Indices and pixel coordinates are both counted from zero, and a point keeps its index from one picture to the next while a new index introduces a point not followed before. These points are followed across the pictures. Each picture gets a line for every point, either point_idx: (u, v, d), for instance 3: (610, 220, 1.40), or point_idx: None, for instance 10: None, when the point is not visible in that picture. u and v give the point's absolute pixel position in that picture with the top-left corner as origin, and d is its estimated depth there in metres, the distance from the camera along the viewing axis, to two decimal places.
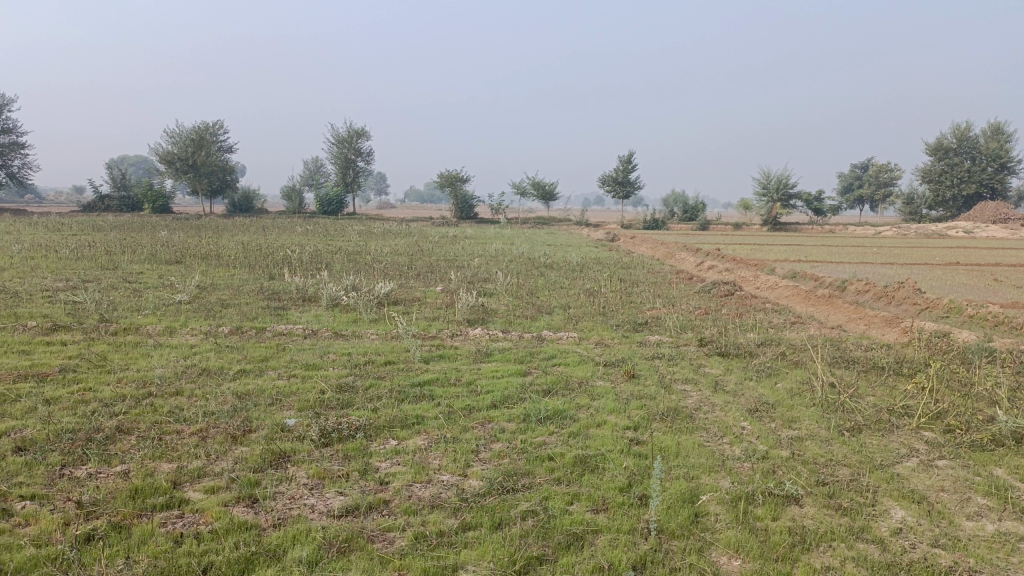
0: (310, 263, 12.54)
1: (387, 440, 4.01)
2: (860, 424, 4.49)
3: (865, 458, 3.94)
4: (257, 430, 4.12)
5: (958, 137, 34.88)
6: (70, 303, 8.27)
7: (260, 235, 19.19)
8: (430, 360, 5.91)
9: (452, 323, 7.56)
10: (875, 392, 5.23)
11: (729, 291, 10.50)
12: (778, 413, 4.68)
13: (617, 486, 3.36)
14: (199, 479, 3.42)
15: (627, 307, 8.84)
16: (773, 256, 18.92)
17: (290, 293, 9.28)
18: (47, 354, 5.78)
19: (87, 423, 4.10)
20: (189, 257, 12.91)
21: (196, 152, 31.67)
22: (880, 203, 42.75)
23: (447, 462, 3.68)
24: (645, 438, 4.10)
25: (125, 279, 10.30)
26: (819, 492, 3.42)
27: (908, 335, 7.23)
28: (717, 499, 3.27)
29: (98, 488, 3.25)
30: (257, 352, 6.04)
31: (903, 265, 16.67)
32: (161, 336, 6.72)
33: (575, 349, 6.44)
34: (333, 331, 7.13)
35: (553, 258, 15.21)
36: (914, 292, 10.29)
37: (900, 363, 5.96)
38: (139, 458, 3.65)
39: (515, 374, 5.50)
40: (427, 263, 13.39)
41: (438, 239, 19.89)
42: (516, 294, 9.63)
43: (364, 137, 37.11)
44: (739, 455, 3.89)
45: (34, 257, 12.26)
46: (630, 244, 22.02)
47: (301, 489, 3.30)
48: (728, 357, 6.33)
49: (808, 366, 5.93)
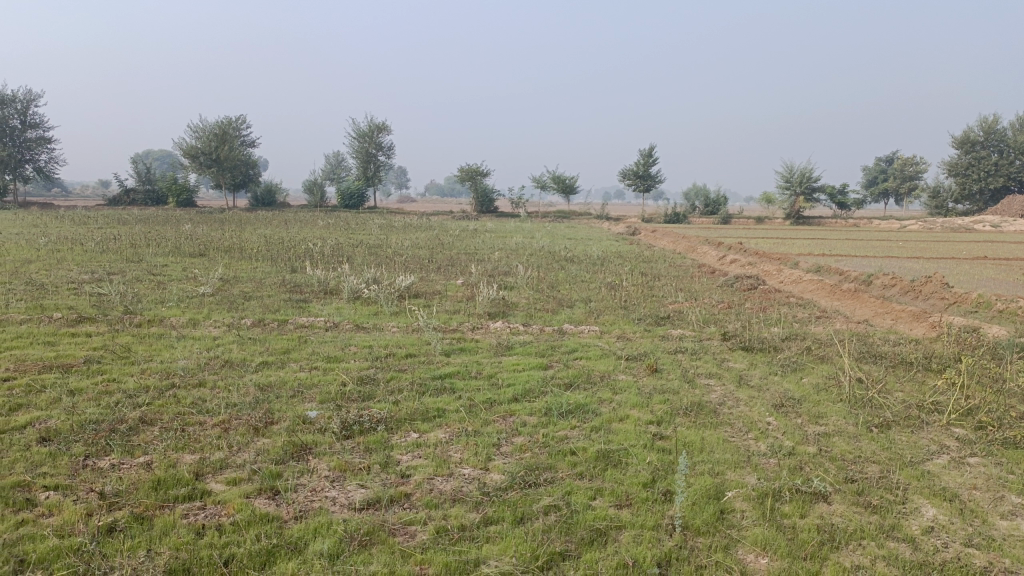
0: (331, 256, 12.57)
1: (408, 433, 3.99)
2: (889, 420, 4.40)
3: (894, 455, 3.86)
4: (278, 421, 4.11)
5: (986, 129, 34.32)
6: (95, 294, 8.34)
7: (282, 228, 19.28)
8: (451, 353, 5.89)
9: (473, 316, 7.54)
10: (904, 388, 5.13)
11: (752, 285, 10.37)
12: (804, 409, 4.60)
13: (641, 481, 3.31)
14: (221, 470, 3.41)
15: (648, 301, 8.76)
16: (796, 250, 18.72)
17: (312, 286, 9.30)
18: (72, 346, 5.83)
19: (110, 414, 4.12)
20: (212, 250, 13.00)
21: (219, 147, 31.90)
22: (905, 197, 42.18)
23: (469, 455, 3.65)
24: (669, 433, 4.04)
25: (148, 271, 10.38)
26: (848, 489, 3.36)
27: (936, 330, 7.10)
28: (743, 496, 3.21)
29: (121, 479, 3.26)
30: (279, 344, 6.05)
31: (930, 259, 16.42)
32: (184, 328, 6.75)
33: (596, 343, 6.39)
34: (354, 324, 7.13)
35: (573, 252, 15.13)
36: (942, 286, 10.12)
37: (928, 358, 5.85)
38: (162, 449, 3.66)
39: (536, 367, 5.45)
40: (447, 256, 13.37)
41: (458, 232, 19.87)
42: (537, 287, 9.57)
43: (385, 131, 37.18)
44: (765, 451, 3.83)
45: (60, 249, 12.40)
46: (651, 238, 21.90)
47: (323, 482, 3.28)
48: (752, 351, 6.24)
49: (834, 361, 5.84)
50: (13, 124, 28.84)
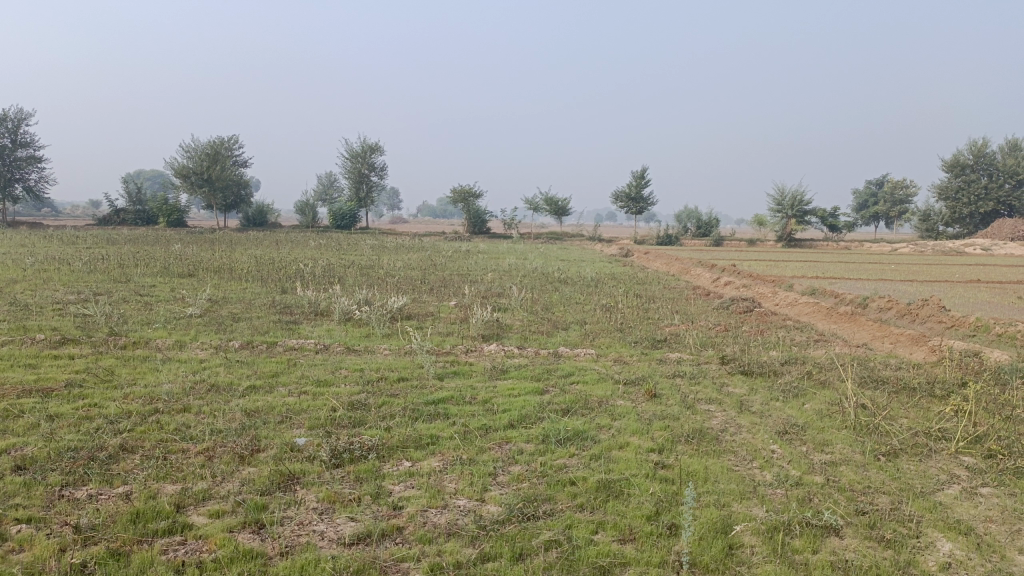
0: (322, 277, 12.43)
1: (400, 462, 3.83)
2: (896, 448, 4.28)
3: (904, 485, 3.73)
4: (265, 449, 3.95)
5: (975, 153, 34.59)
6: (80, 315, 8.17)
7: (273, 248, 19.11)
8: (444, 377, 5.74)
9: (467, 339, 7.41)
10: (908, 414, 5.02)
11: (748, 307, 10.28)
12: (808, 436, 4.47)
13: (644, 514, 3.17)
14: (204, 502, 3.25)
15: (644, 324, 8.65)
16: (790, 272, 18.71)
17: (302, 307, 9.15)
18: (53, 368, 5.65)
19: (89, 441, 3.95)
20: (201, 270, 12.84)
21: (211, 167, 31.81)
22: (896, 220, 42.38)
23: (464, 486, 3.50)
24: (671, 462, 3.90)
25: (136, 292, 10.20)
26: (860, 522, 3.22)
27: (937, 354, 7.01)
28: (752, 530, 3.07)
29: (98, 511, 3.09)
30: (268, 368, 5.89)
31: (924, 282, 16.40)
32: (171, 350, 6.59)
33: (592, 367, 6.25)
34: (345, 346, 6.98)
35: (566, 273, 15.03)
36: (939, 309, 10.06)
37: (932, 383, 5.74)
38: (142, 478, 3.50)
39: (532, 392, 5.31)
40: (440, 278, 13.25)
41: (451, 253, 19.76)
42: (531, 309, 9.45)
43: (378, 152, 37.18)
44: (771, 481, 3.69)
45: (47, 269, 12.22)
46: (645, 259, 21.86)
47: (311, 515, 3.13)
48: (751, 375, 6.12)
49: (836, 387, 5.72)
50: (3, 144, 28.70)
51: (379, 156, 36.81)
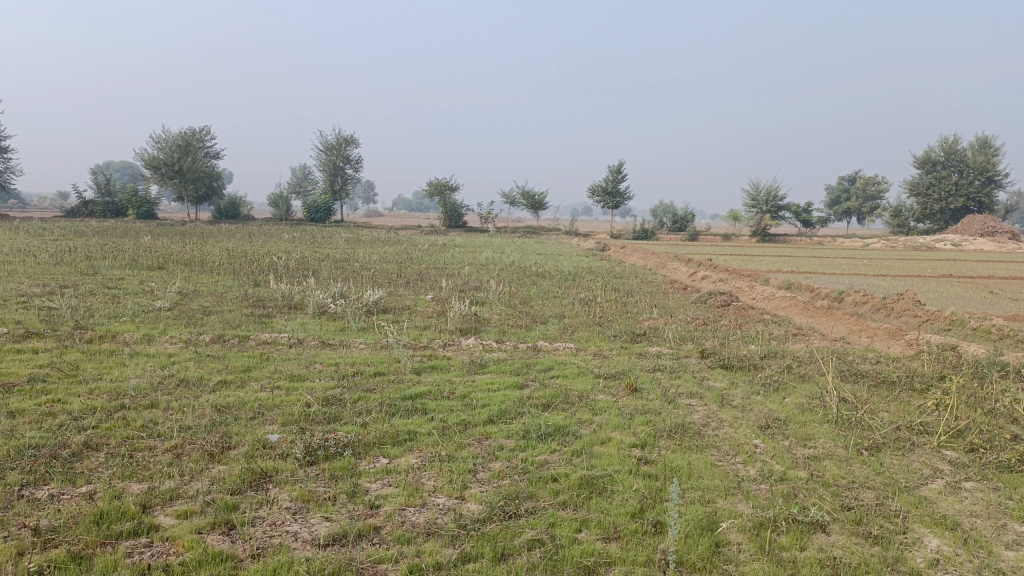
0: (296, 270, 12.24)
1: (377, 459, 3.72)
2: (879, 442, 4.25)
3: (889, 480, 3.69)
4: (236, 446, 3.82)
5: (945, 150, 35.03)
6: (46, 309, 7.93)
7: (246, 241, 18.82)
8: (422, 372, 5.63)
9: (444, 332, 7.29)
10: (889, 408, 5.00)
11: (726, 301, 10.27)
12: (791, 431, 4.43)
13: (628, 512, 3.09)
14: (171, 502, 3.12)
15: (623, 318, 8.59)
16: (765, 267, 18.77)
17: (276, 301, 8.97)
18: (15, 363, 5.45)
19: (51, 439, 3.79)
20: (172, 263, 12.58)
21: (182, 158, 31.27)
22: (868, 216, 42.84)
23: (443, 483, 3.40)
24: (654, 457, 3.83)
25: (104, 285, 9.95)
26: (846, 518, 3.17)
27: (914, 347, 7.03)
28: (738, 527, 3.01)
29: (59, 512, 2.95)
30: (240, 362, 5.73)
31: (897, 277, 16.54)
32: (139, 344, 6.40)
33: (572, 361, 6.17)
34: (319, 340, 6.84)
35: (544, 267, 14.95)
36: (914, 303, 10.12)
37: (911, 377, 5.74)
38: (107, 478, 3.35)
39: (511, 387, 5.22)
40: (416, 271, 13.10)
41: (427, 247, 19.61)
42: (509, 303, 9.35)
43: (353, 145, 36.81)
44: (755, 476, 3.64)
45: (12, 261, 11.90)
46: (622, 254, 21.86)
47: (284, 514, 3.01)
48: (731, 369, 6.08)
49: (816, 381, 5.69)
50: None
51: (354, 148, 36.45)
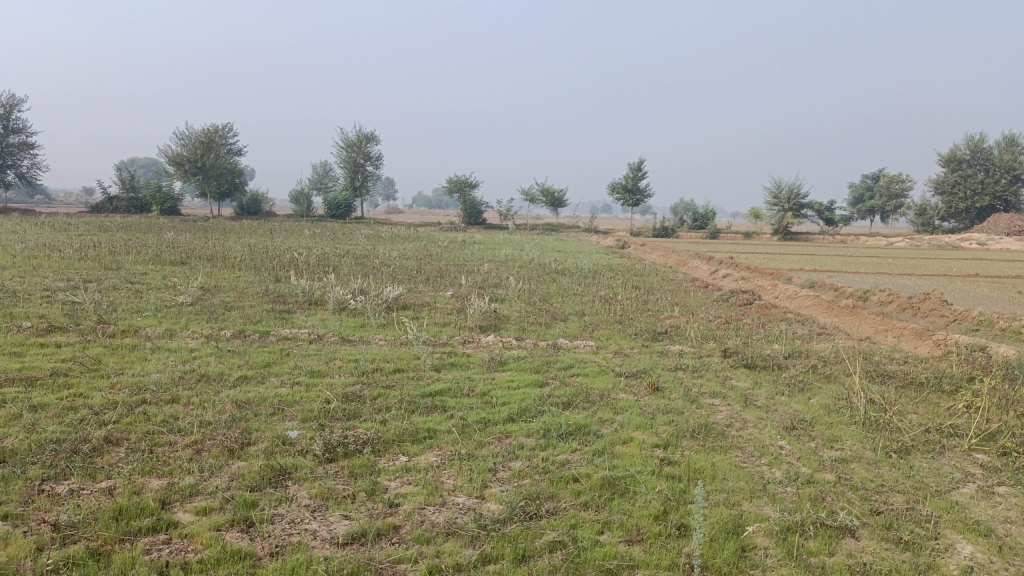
0: (317, 266, 12.27)
1: (396, 456, 3.69)
2: (908, 445, 4.16)
3: (919, 484, 3.59)
4: (255, 442, 3.80)
5: (972, 148, 34.50)
6: (69, 303, 7.99)
7: (267, 237, 18.93)
8: (441, 369, 5.58)
9: (464, 329, 7.26)
10: (918, 410, 4.89)
11: (748, 300, 10.15)
12: (817, 432, 4.34)
13: (651, 514, 3.03)
14: (190, 498, 3.10)
15: (644, 315, 8.52)
16: (788, 265, 18.57)
17: (296, 296, 8.98)
18: (38, 357, 5.49)
19: (72, 433, 3.80)
20: (194, 258, 12.64)
21: (205, 155, 31.49)
22: (891, 214, 42.29)
23: (463, 482, 3.36)
24: (677, 458, 3.77)
25: (127, 279, 10.02)
26: (875, 523, 3.09)
27: (942, 348, 6.90)
28: (764, 531, 2.94)
29: (79, 508, 2.94)
30: (260, 358, 5.73)
31: (922, 276, 16.31)
32: (161, 339, 6.43)
33: (593, 359, 6.11)
34: (339, 336, 6.83)
35: (564, 264, 14.87)
36: (941, 303, 9.95)
37: (940, 378, 5.63)
38: (127, 473, 3.35)
39: (532, 384, 5.17)
40: (436, 267, 13.10)
41: (447, 244, 19.60)
42: (529, 300, 9.30)
43: (373, 142, 36.92)
44: (780, 479, 3.56)
45: (37, 256, 12.00)
46: (642, 251, 21.72)
47: (303, 513, 2.98)
48: (755, 369, 5.98)
49: (842, 381, 5.59)
50: None
51: (374, 145, 36.56)
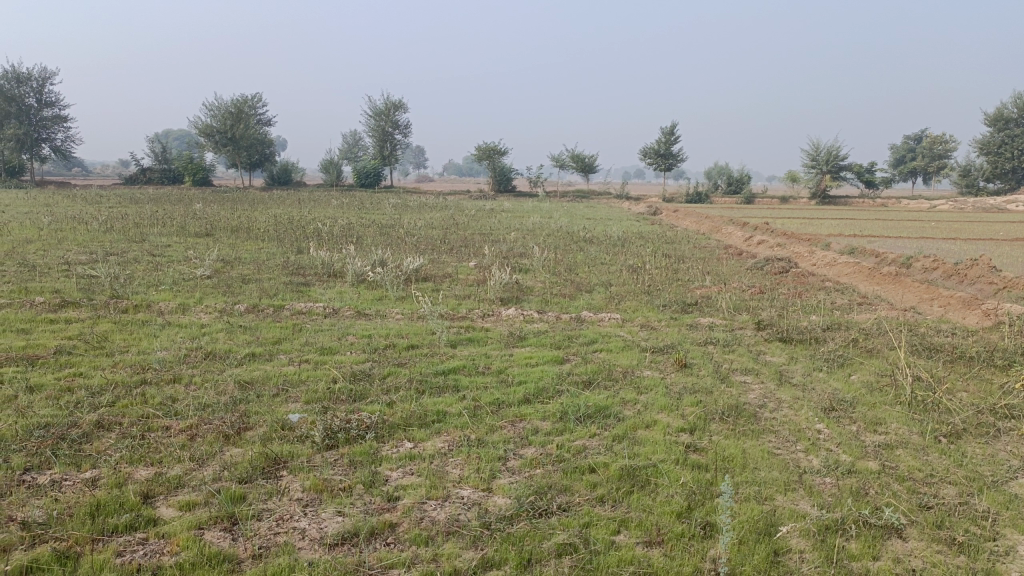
0: (341, 236, 12.06)
1: (401, 443, 3.45)
2: (959, 428, 3.82)
3: (972, 474, 3.26)
4: (254, 427, 3.58)
5: (1021, 107, 33.02)
6: (87, 277, 7.85)
7: (296, 207, 18.77)
8: (458, 345, 5.33)
9: (484, 302, 6.99)
10: (969, 388, 4.53)
11: (784, 268, 9.72)
12: (859, 414, 4.01)
13: (674, 511, 2.75)
14: (176, 491, 2.88)
15: (674, 286, 8.16)
16: (826, 230, 17.92)
17: (315, 268, 8.78)
18: (46, 334, 5.34)
19: (62, 417, 3.60)
20: (218, 229, 12.52)
21: (235, 125, 31.45)
22: (934, 175, 40.87)
23: (470, 473, 3.10)
24: (704, 445, 3.47)
25: (149, 252, 9.91)
26: (925, 521, 2.78)
27: (992, 318, 6.48)
28: (801, 531, 2.64)
29: (55, 502, 2.74)
30: (271, 333, 5.52)
31: (969, 240, 15.57)
32: (173, 314, 6.26)
33: (618, 333, 5.81)
34: (355, 310, 6.61)
35: (593, 232, 14.48)
36: (990, 269, 9.42)
37: (992, 352, 5.23)
38: (113, 462, 3.14)
39: (551, 361, 4.89)
40: (461, 237, 12.84)
41: (474, 212, 19.31)
42: (554, 270, 8.98)
43: (401, 110, 36.57)
44: (818, 468, 3.25)
45: (64, 229, 11.97)
46: (674, 218, 21.22)
47: (294, 508, 2.75)
48: (790, 343, 5.63)
49: (886, 356, 5.22)
50: (29, 103, 28.35)
51: (403, 113, 36.27)
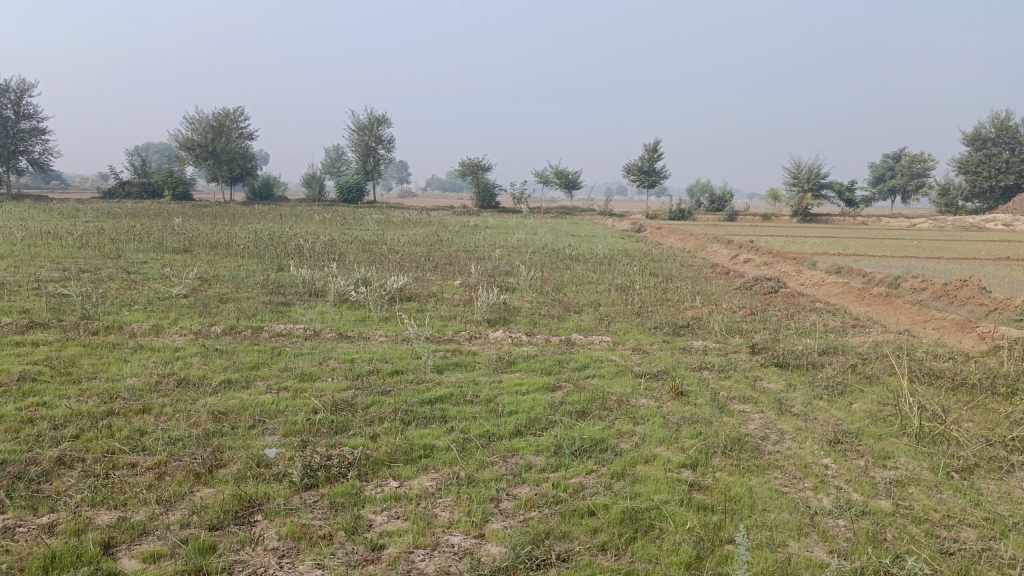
0: (322, 253, 11.80)
1: (385, 482, 3.22)
2: (971, 463, 3.65)
3: (991, 514, 3.08)
4: (227, 464, 3.34)
5: (998, 126, 33.43)
6: (58, 296, 7.55)
7: (277, 222, 18.47)
8: (444, 370, 5.11)
9: (470, 323, 6.78)
10: (975, 419, 4.37)
11: (774, 288, 9.60)
12: (866, 447, 3.83)
13: (682, 561, 2.55)
14: (140, 540, 2.64)
15: (663, 306, 7.98)
16: (810, 249, 17.89)
17: (296, 287, 8.53)
18: (10, 358, 5.06)
19: (20, 453, 3.34)
20: (196, 245, 12.21)
21: (216, 138, 31.11)
22: (914, 194, 41.26)
23: (460, 516, 2.88)
24: (708, 483, 3.27)
25: (123, 269, 9.60)
26: (949, 570, 2.59)
27: (988, 342, 6.37)
28: None
29: (5, 555, 2.49)
30: (248, 358, 5.28)
31: (953, 259, 15.57)
32: (146, 337, 5.99)
33: (610, 357, 5.61)
34: (337, 332, 6.37)
35: (579, 250, 14.35)
36: (980, 290, 9.35)
37: (994, 378, 5.08)
38: (74, 504, 2.89)
39: (543, 389, 4.69)
40: (445, 254, 12.64)
41: (459, 229, 19.13)
42: (541, 290, 8.79)
43: (384, 124, 36.37)
44: (829, 509, 3.07)
45: (37, 244, 11.61)
46: (659, 235, 21.14)
47: (268, 560, 2.52)
48: (787, 368, 5.47)
49: (886, 382, 5.07)
50: (7, 115, 27.87)
51: (386, 128, 36.07)
